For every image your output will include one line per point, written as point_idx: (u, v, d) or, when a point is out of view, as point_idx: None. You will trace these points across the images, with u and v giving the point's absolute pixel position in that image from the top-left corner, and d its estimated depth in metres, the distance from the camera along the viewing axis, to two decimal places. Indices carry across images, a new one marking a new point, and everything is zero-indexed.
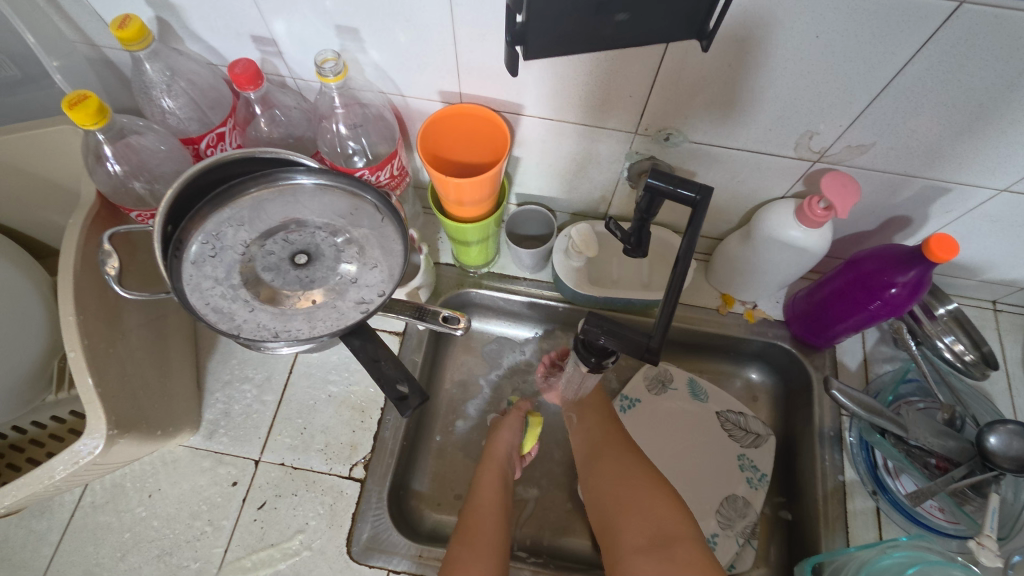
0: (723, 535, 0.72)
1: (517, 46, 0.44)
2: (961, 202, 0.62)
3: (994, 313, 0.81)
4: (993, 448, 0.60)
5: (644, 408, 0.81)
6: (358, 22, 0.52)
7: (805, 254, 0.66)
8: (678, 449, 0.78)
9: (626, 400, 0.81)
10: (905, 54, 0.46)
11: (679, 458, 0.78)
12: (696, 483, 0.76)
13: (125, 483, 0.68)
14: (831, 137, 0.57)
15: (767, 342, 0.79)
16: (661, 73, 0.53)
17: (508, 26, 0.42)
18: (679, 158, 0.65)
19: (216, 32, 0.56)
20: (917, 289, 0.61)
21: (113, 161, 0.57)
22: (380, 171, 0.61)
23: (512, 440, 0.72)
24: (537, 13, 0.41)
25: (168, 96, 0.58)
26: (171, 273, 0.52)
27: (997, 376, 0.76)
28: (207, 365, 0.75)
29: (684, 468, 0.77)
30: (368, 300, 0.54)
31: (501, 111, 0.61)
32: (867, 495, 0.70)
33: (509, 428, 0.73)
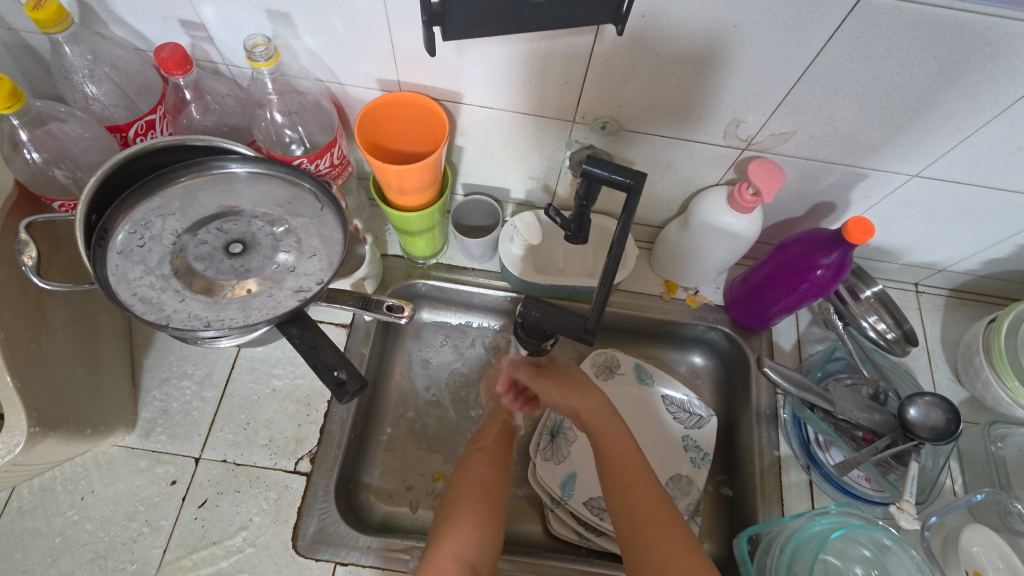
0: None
1: (435, 26, 0.45)
2: (879, 188, 0.66)
3: (916, 294, 0.86)
4: (913, 419, 0.65)
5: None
6: (290, 7, 0.52)
7: (738, 239, 0.68)
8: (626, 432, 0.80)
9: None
10: (817, 43, 0.48)
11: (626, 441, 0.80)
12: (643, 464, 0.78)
13: (56, 486, 0.66)
14: (756, 125, 0.59)
15: (708, 326, 0.82)
16: (594, 61, 0.54)
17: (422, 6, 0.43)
18: (617, 147, 0.66)
19: (141, 15, 0.54)
20: (840, 270, 0.65)
21: (31, 148, 0.54)
22: (319, 159, 0.60)
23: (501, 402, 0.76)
24: None
25: (91, 82, 0.55)
26: (95, 263, 0.50)
27: (918, 352, 0.81)
28: (143, 363, 0.72)
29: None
30: (306, 288, 0.53)
31: (440, 99, 0.61)
32: (801, 469, 0.74)
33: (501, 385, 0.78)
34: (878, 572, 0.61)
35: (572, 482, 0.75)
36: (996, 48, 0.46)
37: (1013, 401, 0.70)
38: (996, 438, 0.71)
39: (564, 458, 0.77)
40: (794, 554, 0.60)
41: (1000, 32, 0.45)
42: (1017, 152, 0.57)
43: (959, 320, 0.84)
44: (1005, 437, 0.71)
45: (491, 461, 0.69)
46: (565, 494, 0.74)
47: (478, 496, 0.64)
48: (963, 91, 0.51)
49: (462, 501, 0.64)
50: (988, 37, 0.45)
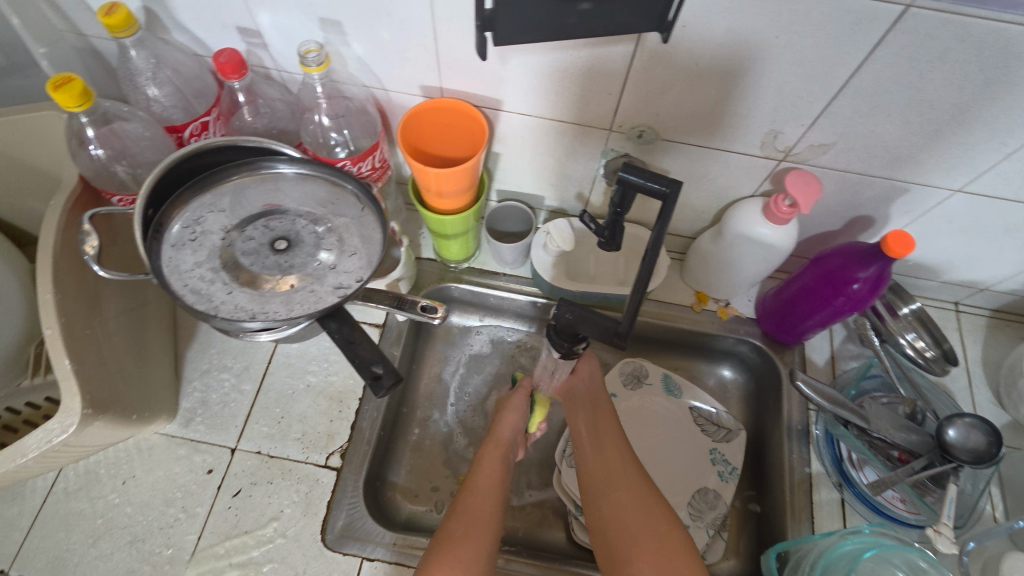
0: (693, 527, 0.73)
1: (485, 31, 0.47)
2: (919, 202, 0.65)
3: (956, 313, 0.84)
4: (952, 440, 0.63)
5: (620, 402, 0.82)
6: (342, 15, 0.54)
7: (773, 251, 0.68)
8: (652, 443, 0.80)
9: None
10: (858, 55, 0.49)
11: (652, 452, 0.79)
12: (669, 476, 0.77)
13: (99, 470, 0.68)
14: (794, 136, 0.59)
15: (739, 339, 0.81)
16: (633, 70, 0.55)
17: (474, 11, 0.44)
18: (652, 157, 0.67)
19: (203, 22, 0.57)
20: (877, 285, 0.64)
21: (96, 145, 0.58)
22: (362, 162, 0.62)
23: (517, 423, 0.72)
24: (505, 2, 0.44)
25: (153, 84, 0.59)
26: (151, 255, 0.53)
27: (957, 373, 0.79)
28: (186, 354, 0.75)
29: (657, 461, 0.79)
30: (346, 285, 0.55)
31: (481, 106, 0.63)
32: (832, 487, 0.72)
33: (514, 409, 0.72)
34: None
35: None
36: None
37: None
38: None
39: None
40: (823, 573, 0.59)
41: None
42: None
43: (1002, 341, 0.82)
44: None
45: (494, 491, 0.64)
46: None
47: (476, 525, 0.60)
48: (1010, 104, 0.50)
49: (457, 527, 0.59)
50: None
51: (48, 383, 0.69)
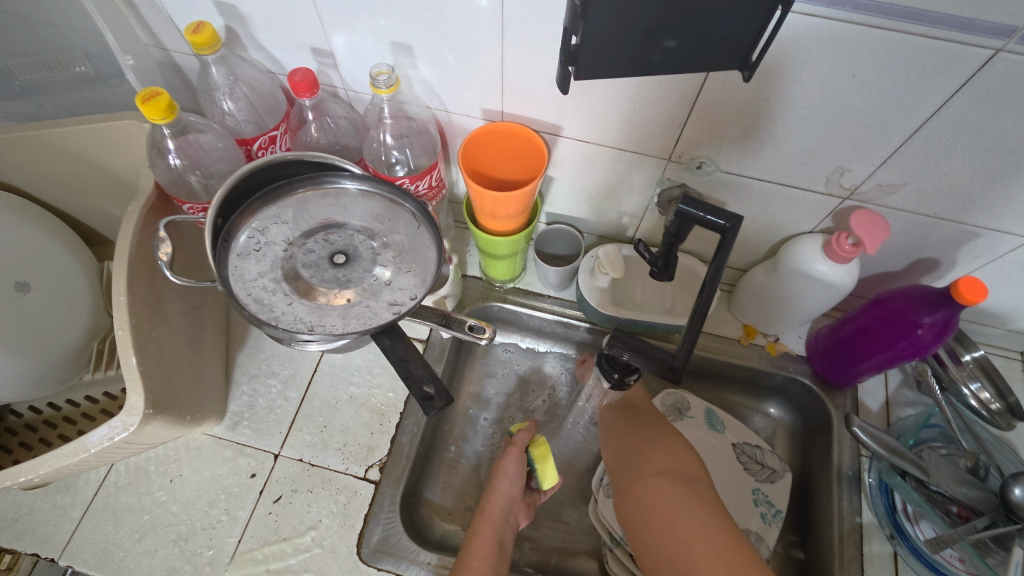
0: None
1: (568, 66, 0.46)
2: (990, 248, 0.62)
3: (1022, 364, 0.80)
4: (1018, 500, 0.59)
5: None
6: (414, 40, 0.55)
7: (831, 289, 0.66)
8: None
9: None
10: (939, 97, 0.47)
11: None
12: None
13: (149, 466, 0.70)
14: (861, 174, 0.58)
15: (787, 376, 0.79)
16: (698, 102, 0.55)
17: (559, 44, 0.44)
18: (709, 188, 0.66)
19: (280, 42, 0.59)
20: (943, 331, 0.61)
21: (174, 155, 0.60)
22: (420, 181, 0.64)
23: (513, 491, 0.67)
24: (591, 36, 0.43)
25: (229, 99, 0.61)
26: (218, 263, 0.55)
27: (1023, 428, 0.75)
28: (236, 358, 0.77)
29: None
30: (400, 302, 0.56)
31: (540, 131, 0.64)
32: (885, 540, 0.69)
33: (507, 475, 0.67)
34: None
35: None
36: None
37: None
38: None
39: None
40: None
41: None
42: None
43: None
44: None
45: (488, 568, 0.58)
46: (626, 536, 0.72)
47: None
48: None
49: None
50: None
51: (112, 377, 0.72)
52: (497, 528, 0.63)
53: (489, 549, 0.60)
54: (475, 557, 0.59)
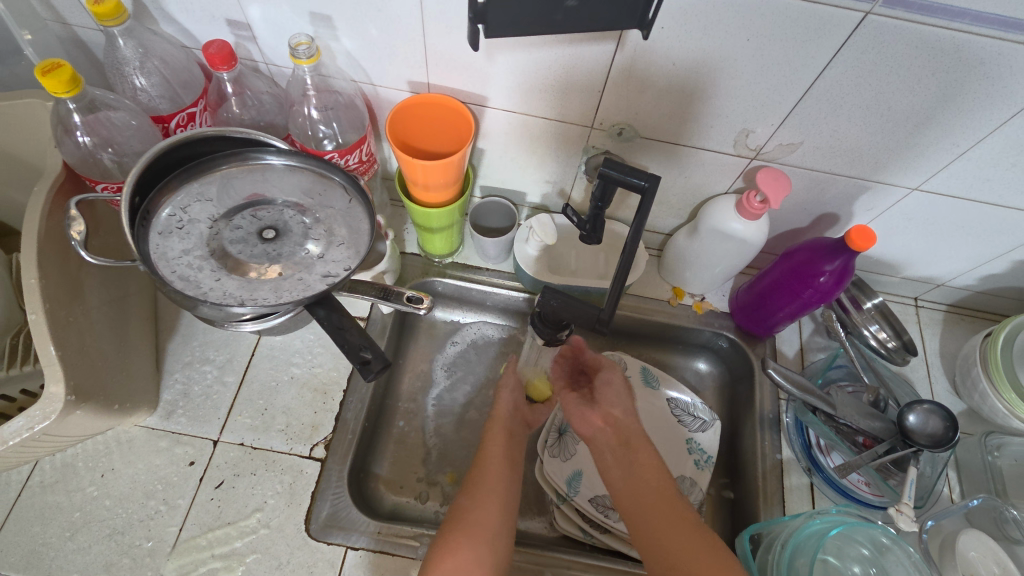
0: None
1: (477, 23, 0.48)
2: (880, 200, 0.69)
3: (915, 308, 0.89)
4: (912, 425, 0.67)
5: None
6: (333, 10, 0.55)
7: (745, 245, 0.71)
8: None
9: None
10: (823, 58, 0.52)
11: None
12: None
13: (77, 463, 0.68)
14: (764, 135, 0.62)
15: (714, 332, 0.84)
16: (613, 70, 0.58)
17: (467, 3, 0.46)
18: (632, 153, 0.69)
19: (192, 14, 0.57)
20: (842, 277, 0.67)
21: (83, 132, 0.58)
22: (349, 155, 0.64)
23: (514, 399, 0.75)
24: None
25: (141, 74, 0.59)
26: (138, 241, 0.53)
27: (917, 364, 0.84)
28: (167, 347, 0.74)
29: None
30: (335, 274, 0.56)
31: (467, 103, 0.65)
32: (802, 472, 0.76)
33: (508, 387, 0.75)
34: (876, 570, 0.63)
35: (578, 480, 0.76)
36: (990, 68, 0.50)
37: (1010, 412, 0.72)
38: (992, 447, 0.73)
39: (571, 456, 0.78)
40: (795, 550, 0.61)
41: (993, 52, 0.48)
42: (1011, 170, 0.60)
43: (957, 334, 0.86)
44: (1001, 447, 0.73)
45: (500, 468, 0.66)
46: (570, 491, 0.75)
47: (487, 505, 0.61)
48: (960, 108, 0.54)
49: (468, 507, 0.61)
50: (982, 57, 0.49)
51: (29, 373, 0.66)
52: (506, 424, 0.71)
53: (501, 453, 0.67)
54: (490, 452, 0.67)
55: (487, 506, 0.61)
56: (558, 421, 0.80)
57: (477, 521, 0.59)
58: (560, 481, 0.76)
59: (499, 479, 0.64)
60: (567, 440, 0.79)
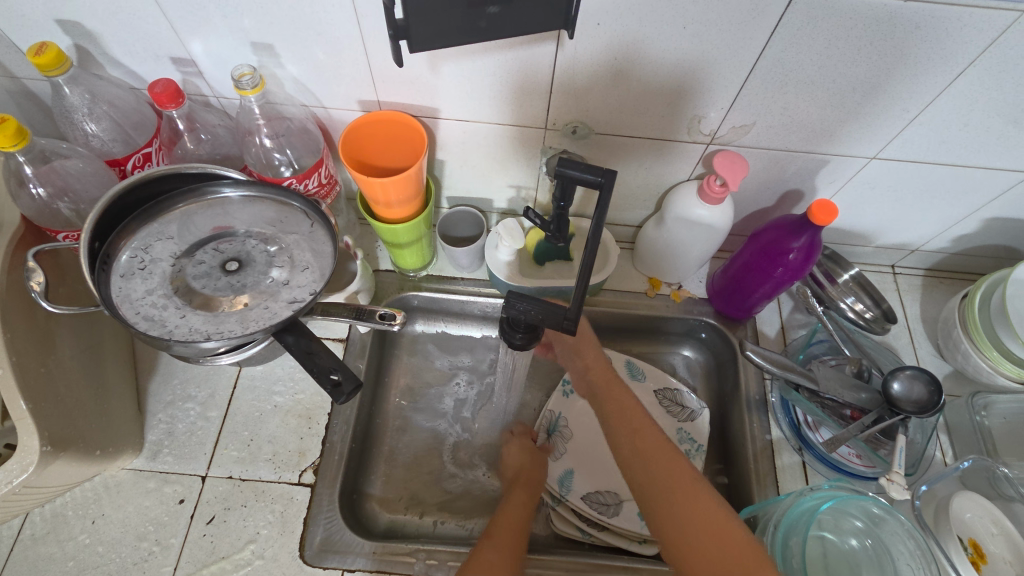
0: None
1: (401, 39, 0.48)
2: (840, 172, 0.69)
3: (893, 275, 0.89)
4: (898, 393, 0.67)
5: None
6: (273, 38, 0.56)
7: (712, 230, 0.71)
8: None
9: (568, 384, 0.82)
10: (760, 38, 0.52)
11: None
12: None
13: (67, 512, 0.67)
14: (716, 119, 0.63)
15: (694, 319, 0.84)
16: (556, 70, 0.58)
17: (387, 21, 0.46)
18: (590, 150, 0.69)
19: (136, 56, 0.59)
20: (811, 253, 0.67)
21: (36, 183, 0.58)
22: (308, 179, 0.64)
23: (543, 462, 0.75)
24: (415, 11, 0.45)
25: (91, 120, 0.60)
26: (99, 286, 0.53)
27: (899, 331, 0.84)
28: (147, 388, 0.74)
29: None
30: (300, 299, 0.56)
31: (419, 116, 0.65)
32: (793, 451, 0.75)
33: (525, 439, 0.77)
34: (872, 541, 0.63)
35: (570, 478, 0.76)
36: (924, 32, 0.50)
37: (994, 370, 0.72)
38: (980, 407, 0.73)
39: (562, 456, 0.78)
40: (788, 530, 0.61)
41: (925, 17, 0.48)
42: (964, 130, 0.60)
43: (937, 298, 0.87)
44: (989, 406, 0.73)
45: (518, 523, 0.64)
46: (564, 491, 0.75)
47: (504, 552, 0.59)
48: (903, 74, 0.55)
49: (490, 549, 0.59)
50: (915, 22, 0.49)
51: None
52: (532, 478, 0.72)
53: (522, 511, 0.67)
54: (511, 519, 0.65)
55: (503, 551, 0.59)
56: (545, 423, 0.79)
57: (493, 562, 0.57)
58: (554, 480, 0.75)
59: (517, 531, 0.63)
60: (558, 440, 0.79)
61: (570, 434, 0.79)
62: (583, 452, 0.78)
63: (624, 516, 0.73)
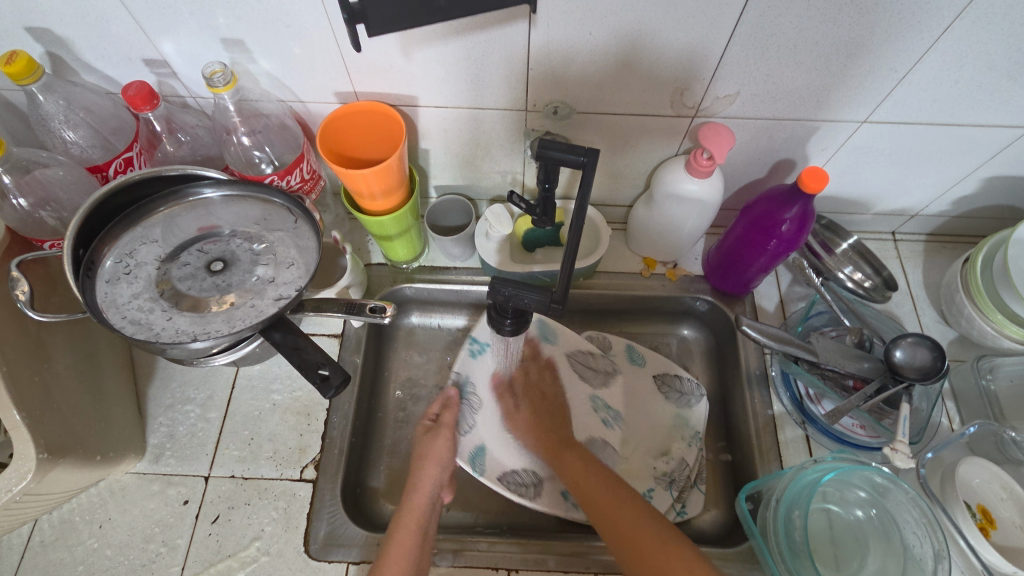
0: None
1: (362, 23, 0.47)
2: (831, 137, 0.68)
3: (894, 242, 0.87)
4: (900, 361, 0.66)
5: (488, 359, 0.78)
6: (243, 34, 0.55)
7: (703, 205, 0.70)
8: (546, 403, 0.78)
9: (476, 345, 0.78)
10: (736, 3, 0.51)
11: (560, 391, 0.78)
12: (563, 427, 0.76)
13: (74, 517, 0.68)
14: (699, 90, 0.61)
15: (692, 297, 0.83)
16: (531, 49, 0.57)
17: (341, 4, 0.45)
18: (573, 130, 0.68)
19: (109, 60, 0.59)
20: (804, 223, 0.66)
21: (18, 195, 0.58)
22: (289, 175, 0.63)
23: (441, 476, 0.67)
24: None
25: (68, 127, 0.59)
26: (85, 293, 0.53)
27: (902, 299, 0.82)
28: (147, 392, 0.75)
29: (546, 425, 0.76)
30: (286, 295, 0.56)
31: (398, 105, 0.65)
32: (796, 425, 0.75)
33: (435, 459, 0.68)
34: (877, 510, 0.63)
35: (482, 455, 0.73)
36: None
37: (999, 333, 0.70)
38: (986, 371, 0.72)
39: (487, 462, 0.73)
40: (790, 503, 0.61)
41: None
42: (956, 87, 0.59)
43: (940, 263, 0.85)
44: (994, 369, 0.72)
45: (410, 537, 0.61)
46: (476, 470, 0.71)
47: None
48: (887, 32, 0.53)
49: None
50: None
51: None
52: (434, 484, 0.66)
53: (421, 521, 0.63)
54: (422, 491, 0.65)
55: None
56: (455, 389, 0.75)
57: None
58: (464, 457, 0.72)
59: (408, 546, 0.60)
60: (465, 408, 0.75)
61: (479, 404, 0.75)
62: (490, 424, 0.75)
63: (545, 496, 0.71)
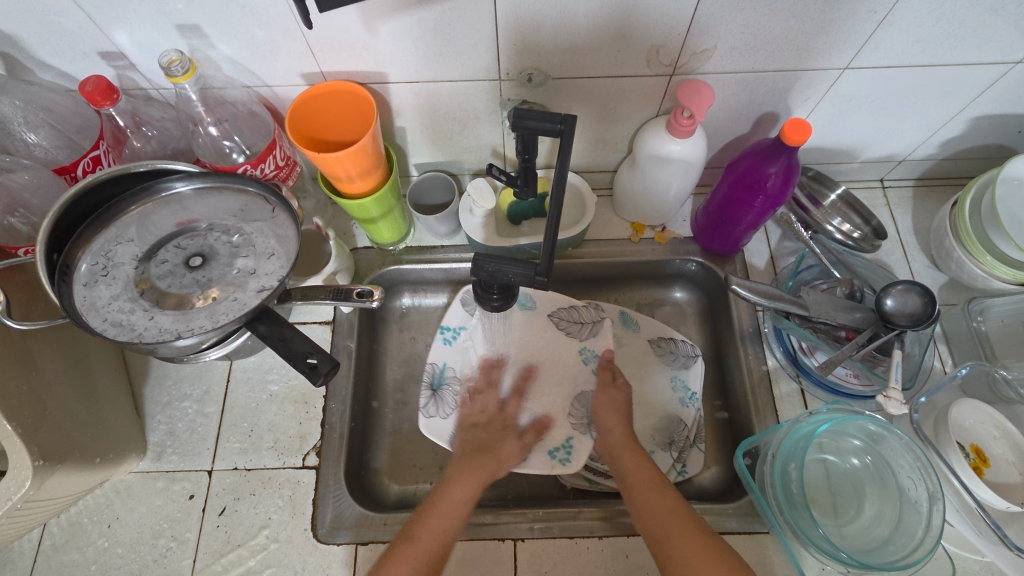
0: (576, 437, 0.73)
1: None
2: (814, 86, 0.66)
3: (883, 190, 0.86)
4: (891, 309, 0.66)
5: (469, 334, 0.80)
6: (197, 18, 0.53)
7: (687, 164, 0.69)
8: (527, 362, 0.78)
9: (450, 333, 0.79)
10: None
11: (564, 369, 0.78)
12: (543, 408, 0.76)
13: (83, 519, 0.69)
14: (675, 46, 0.60)
15: (682, 259, 0.83)
16: (498, 15, 0.55)
17: None
18: (550, 96, 0.66)
19: (63, 56, 0.57)
20: (789, 176, 0.65)
21: None
22: (262, 163, 0.62)
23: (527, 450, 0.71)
24: None
25: (30, 129, 0.58)
26: (63, 298, 0.52)
27: (892, 247, 0.82)
28: (143, 392, 0.75)
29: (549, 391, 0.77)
30: (269, 286, 0.56)
31: (368, 83, 0.63)
32: (790, 379, 0.75)
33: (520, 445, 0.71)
34: (872, 457, 0.65)
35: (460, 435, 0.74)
36: None
37: (989, 275, 0.70)
38: (977, 313, 0.72)
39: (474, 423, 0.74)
40: (785, 457, 0.62)
41: None
42: (939, 25, 0.57)
43: (929, 208, 0.84)
44: (985, 310, 0.72)
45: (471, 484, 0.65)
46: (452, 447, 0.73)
47: (438, 514, 0.61)
48: None
49: (428, 512, 0.62)
50: None
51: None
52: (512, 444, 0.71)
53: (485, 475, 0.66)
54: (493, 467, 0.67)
55: (438, 516, 0.61)
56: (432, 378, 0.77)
57: (426, 533, 0.60)
58: (447, 439, 0.73)
59: (463, 493, 0.64)
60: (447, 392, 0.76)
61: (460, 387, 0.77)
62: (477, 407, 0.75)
63: (532, 460, 0.72)
